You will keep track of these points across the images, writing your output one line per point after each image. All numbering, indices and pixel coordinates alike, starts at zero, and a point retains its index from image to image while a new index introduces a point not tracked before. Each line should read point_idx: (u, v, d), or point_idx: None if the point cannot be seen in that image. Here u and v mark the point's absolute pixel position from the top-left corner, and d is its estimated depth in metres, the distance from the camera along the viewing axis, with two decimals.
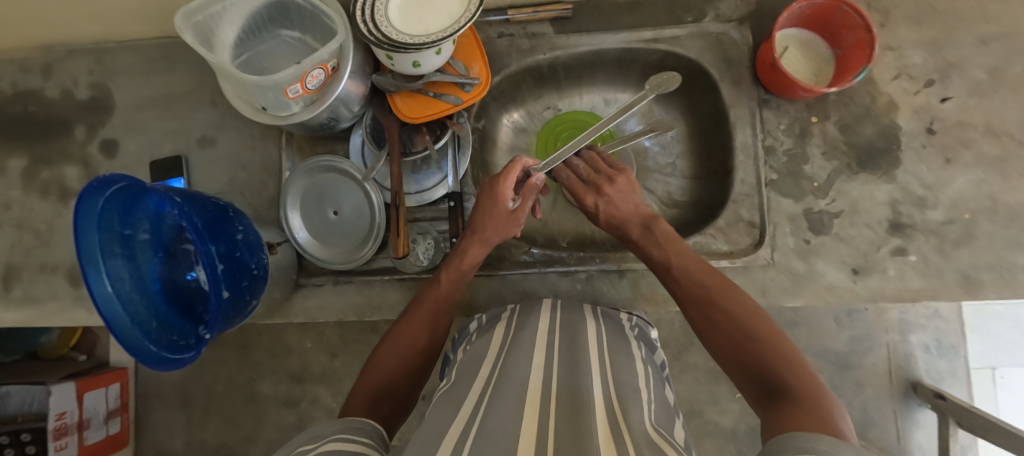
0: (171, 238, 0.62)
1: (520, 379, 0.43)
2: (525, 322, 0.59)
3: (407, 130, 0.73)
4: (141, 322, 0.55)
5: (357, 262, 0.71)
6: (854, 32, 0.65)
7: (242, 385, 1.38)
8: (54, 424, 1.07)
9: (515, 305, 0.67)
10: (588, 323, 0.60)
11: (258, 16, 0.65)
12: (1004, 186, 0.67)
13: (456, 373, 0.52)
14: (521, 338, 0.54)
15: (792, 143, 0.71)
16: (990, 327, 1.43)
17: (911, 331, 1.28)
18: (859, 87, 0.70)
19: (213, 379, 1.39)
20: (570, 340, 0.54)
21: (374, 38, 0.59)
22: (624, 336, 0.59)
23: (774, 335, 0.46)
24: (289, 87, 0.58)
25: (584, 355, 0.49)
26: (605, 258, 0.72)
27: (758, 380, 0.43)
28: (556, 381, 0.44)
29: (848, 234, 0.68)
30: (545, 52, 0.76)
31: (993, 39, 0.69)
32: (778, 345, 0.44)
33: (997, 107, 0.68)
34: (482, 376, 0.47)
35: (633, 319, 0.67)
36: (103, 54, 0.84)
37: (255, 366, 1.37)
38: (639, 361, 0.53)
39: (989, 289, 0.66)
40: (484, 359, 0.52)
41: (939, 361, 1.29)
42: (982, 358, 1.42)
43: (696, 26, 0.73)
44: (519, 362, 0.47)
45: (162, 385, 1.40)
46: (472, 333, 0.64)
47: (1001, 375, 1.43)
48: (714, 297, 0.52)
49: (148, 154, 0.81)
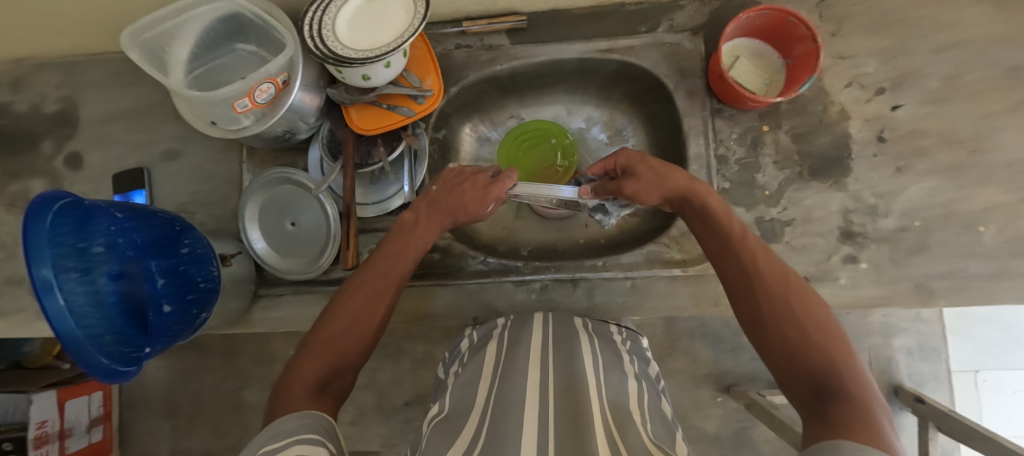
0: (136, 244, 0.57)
1: (516, 403, 0.43)
2: (518, 338, 0.59)
3: (364, 142, 0.74)
4: (94, 333, 0.50)
5: (313, 272, 0.71)
6: (803, 43, 0.66)
7: (227, 393, 1.37)
8: (35, 433, 1.09)
9: (506, 319, 0.67)
10: (582, 337, 0.60)
11: (211, 32, 0.65)
12: (957, 194, 0.67)
13: (452, 396, 0.52)
14: (514, 358, 0.53)
15: (744, 152, 0.71)
16: (974, 330, 1.41)
17: (893, 334, 1.28)
18: (813, 97, 0.70)
19: (196, 389, 1.38)
20: (565, 355, 0.54)
21: (320, 52, 0.60)
22: (617, 350, 0.59)
23: (841, 339, 0.39)
24: (237, 102, 0.59)
25: (581, 372, 0.49)
26: (559, 267, 0.72)
27: (808, 382, 0.37)
28: (553, 402, 0.44)
29: (801, 242, 0.68)
30: (503, 63, 0.76)
31: (949, 48, 0.68)
32: (839, 348, 0.38)
33: (951, 115, 0.68)
34: (477, 403, 0.47)
35: (622, 330, 0.67)
36: (69, 68, 0.84)
37: (241, 374, 1.36)
38: (632, 376, 0.54)
39: (942, 297, 0.65)
40: (480, 381, 0.52)
41: (922, 365, 1.28)
42: (965, 361, 1.40)
43: (651, 36, 0.73)
44: (517, 384, 0.46)
45: (148, 393, 1.39)
46: (463, 355, 0.64)
47: (984, 378, 1.41)
48: (779, 281, 0.44)
49: (112, 167, 0.82)
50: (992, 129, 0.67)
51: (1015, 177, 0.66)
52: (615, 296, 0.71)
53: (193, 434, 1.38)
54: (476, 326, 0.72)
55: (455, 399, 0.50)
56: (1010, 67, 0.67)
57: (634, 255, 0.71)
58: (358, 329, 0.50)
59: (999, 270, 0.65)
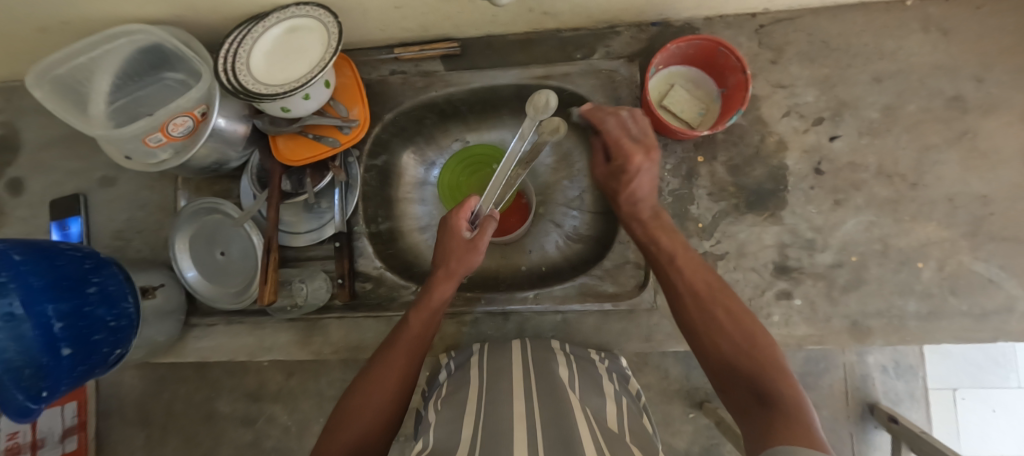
0: (49, 274, 0.52)
1: (504, 433, 0.40)
2: (499, 366, 0.57)
3: (294, 171, 0.72)
4: (12, 371, 0.45)
5: (242, 303, 0.71)
6: (735, 74, 0.64)
7: (196, 406, 1.05)
8: (5, 444, 0.79)
9: (484, 345, 0.66)
10: (561, 364, 0.58)
11: (134, 64, 0.64)
12: (894, 229, 0.65)
13: (435, 432, 0.46)
14: (497, 387, 0.51)
15: (678, 184, 0.69)
16: (950, 345, 1.06)
17: (869, 350, 0.99)
18: (749, 127, 0.69)
19: (170, 400, 1.05)
20: (545, 382, 0.52)
21: (230, 87, 0.56)
22: (595, 375, 0.57)
23: (767, 342, 0.42)
24: (149, 137, 0.58)
25: (565, 400, 0.46)
26: (490, 299, 0.71)
27: (740, 381, 0.41)
28: (541, 432, 0.40)
29: (734, 277, 0.67)
30: (438, 89, 0.75)
31: (887, 76, 0.67)
32: (761, 342, 0.42)
33: (890, 146, 0.66)
34: (462, 436, 0.42)
35: (603, 353, 0.65)
36: (11, 93, 0.84)
37: (210, 386, 1.05)
38: (612, 399, 0.52)
39: (877, 335, 0.64)
40: (461, 415, 0.47)
41: (896, 384, 1.00)
42: (944, 380, 1.05)
43: (586, 63, 0.71)
44: (500, 417, 0.44)
45: (121, 402, 1.06)
46: (442, 387, 0.60)
47: (963, 398, 1.06)
48: (705, 293, 0.48)
49: (51, 193, 0.82)
50: (930, 163, 0.65)
51: (956, 211, 0.64)
52: (544, 330, 0.72)
53: (167, 444, 1.05)
54: (456, 349, 0.70)
55: (438, 436, 0.45)
56: (952, 96, 0.66)
57: (567, 287, 0.69)
58: (384, 402, 0.51)
59: (935, 310, 0.63)
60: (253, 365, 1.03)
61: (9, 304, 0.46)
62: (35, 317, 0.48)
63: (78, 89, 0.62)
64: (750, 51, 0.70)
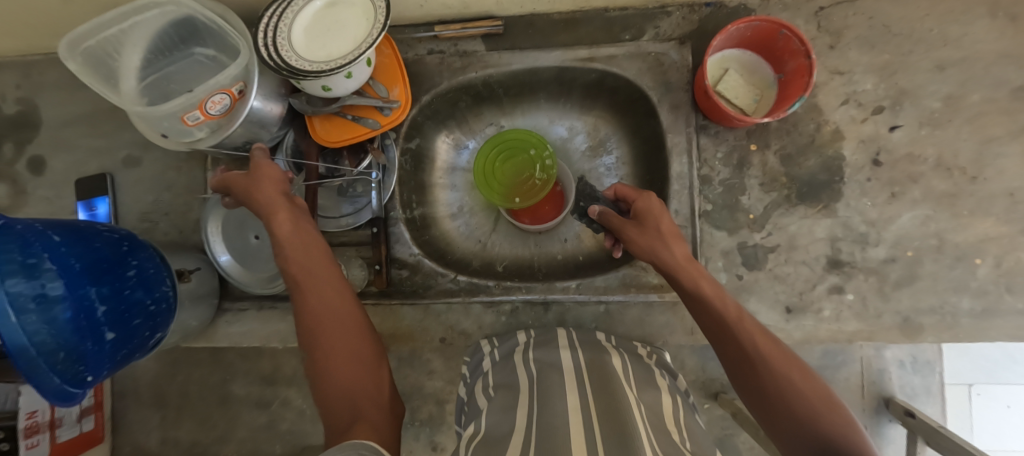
0: (88, 258, 0.50)
1: (562, 430, 0.38)
2: (546, 359, 0.55)
3: (330, 154, 0.70)
4: (47, 355, 0.43)
5: (276, 289, 0.69)
6: (795, 58, 0.61)
7: (212, 388, 1.04)
8: (23, 423, 0.74)
9: (529, 336, 0.64)
10: (612, 356, 0.56)
11: (165, 37, 0.61)
12: (951, 224, 0.63)
13: (487, 418, 0.45)
14: (549, 379, 0.49)
15: (729, 173, 0.67)
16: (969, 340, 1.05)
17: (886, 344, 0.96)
18: (803, 115, 0.66)
19: (185, 381, 1.05)
20: (600, 376, 0.50)
21: (272, 63, 0.54)
22: (649, 369, 0.56)
23: (822, 399, 0.41)
24: (186, 115, 0.55)
25: (621, 395, 0.45)
26: (530, 289, 0.70)
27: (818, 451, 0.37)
28: (598, 424, 0.39)
29: (783, 271, 0.65)
30: (477, 71, 0.72)
31: (951, 65, 0.64)
32: (827, 405, 0.40)
33: (951, 138, 0.64)
34: (516, 428, 0.41)
35: (648, 347, 0.64)
36: (29, 68, 0.81)
37: (226, 369, 1.04)
38: (668, 393, 0.50)
39: (929, 333, 0.62)
40: (516, 406, 0.46)
41: (913, 378, 0.98)
42: (960, 374, 1.03)
43: (634, 45, 0.69)
44: (555, 409, 0.42)
45: (137, 383, 1.05)
46: (485, 373, 0.59)
47: (979, 393, 1.04)
48: (772, 358, 0.44)
49: (74, 173, 0.80)
50: (992, 156, 0.63)
51: (1016, 207, 0.62)
52: (585, 321, 0.71)
53: (182, 426, 1.05)
54: (492, 336, 0.70)
55: (491, 424, 0.44)
56: (1018, 86, 0.63)
57: (609, 277, 0.68)
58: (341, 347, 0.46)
59: (990, 308, 0.61)
60: (271, 348, 1.02)
61: (42, 285, 0.43)
62: (69, 299, 0.45)
63: (109, 63, 0.59)
64: (807, 35, 0.67)
